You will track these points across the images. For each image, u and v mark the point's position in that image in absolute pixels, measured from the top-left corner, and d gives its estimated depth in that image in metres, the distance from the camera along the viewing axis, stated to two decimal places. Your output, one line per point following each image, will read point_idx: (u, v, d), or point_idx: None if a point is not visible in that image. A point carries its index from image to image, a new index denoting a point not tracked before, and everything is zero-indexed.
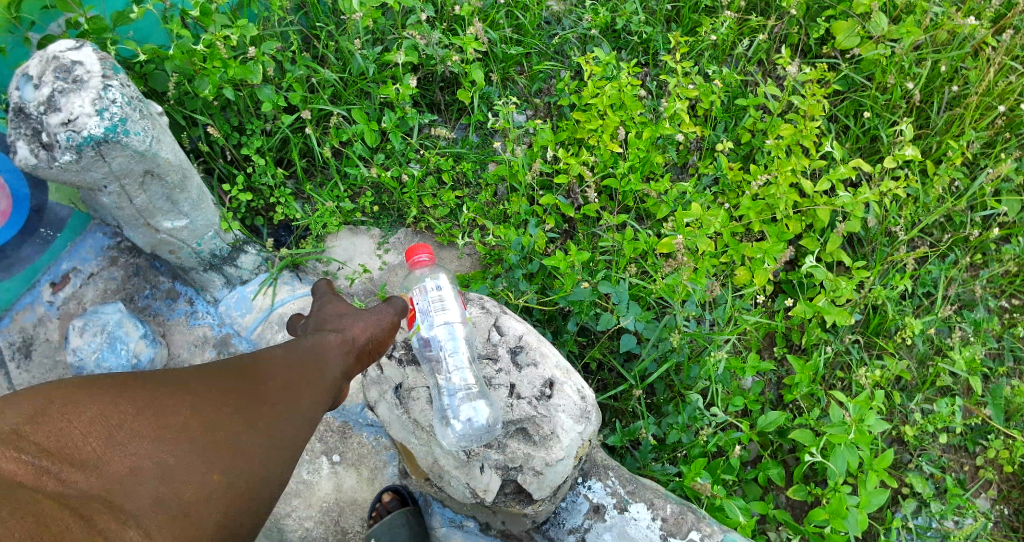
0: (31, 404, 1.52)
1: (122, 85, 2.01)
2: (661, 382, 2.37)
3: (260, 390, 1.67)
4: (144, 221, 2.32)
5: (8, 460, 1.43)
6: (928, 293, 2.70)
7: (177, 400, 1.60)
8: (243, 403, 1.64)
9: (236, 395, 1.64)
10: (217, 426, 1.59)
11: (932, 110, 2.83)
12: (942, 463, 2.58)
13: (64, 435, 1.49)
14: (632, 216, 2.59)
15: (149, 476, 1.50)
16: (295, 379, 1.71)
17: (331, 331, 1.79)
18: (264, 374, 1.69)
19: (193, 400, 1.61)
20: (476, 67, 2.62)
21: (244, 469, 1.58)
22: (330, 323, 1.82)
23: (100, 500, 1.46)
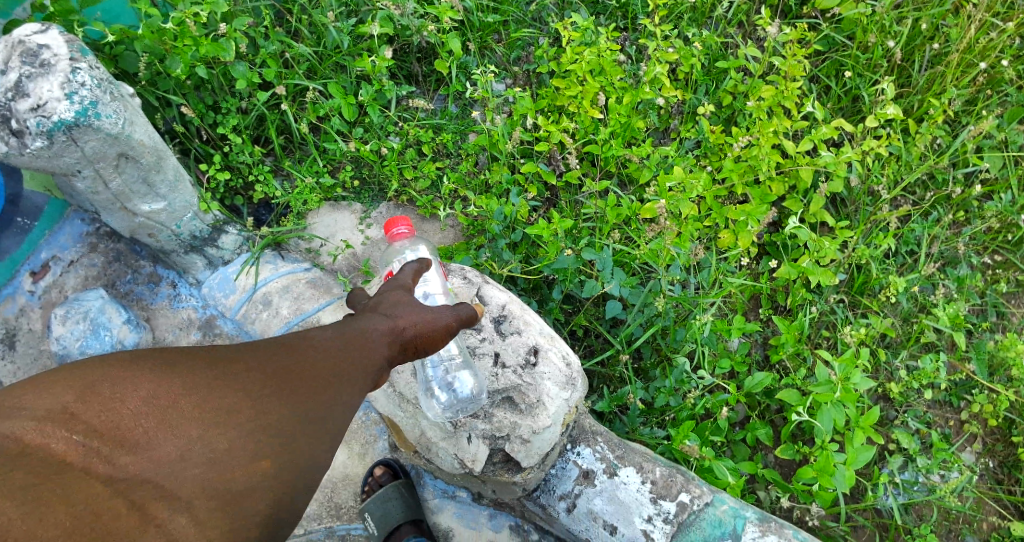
0: (83, 376, 1.23)
1: (91, 67, 1.97)
2: (647, 346, 2.39)
3: (321, 368, 1.39)
4: (121, 205, 2.30)
5: (52, 438, 1.14)
6: (912, 251, 2.72)
7: (236, 378, 1.31)
8: (302, 386, 1.35)
9: (295, 374, 1.36)
10: (273, 409, 1.30)
11: (913, 69, 2.81)
12: (928, 419, 2.61)
13: (115, 412, 1.19)
14: (615, 182, 2.58)
15: (198, 462, 1.21)
16: (355, 361, 1.43)
17: (403, 312, 1.55)
18: (325, 353, 1.41)
19: (251, 378, 1.32)
20: (454, 37, 2.59)
21: (300, 461, 1.29)
22: (385, 306, 1.55)
23: (144, 487, 1.16)
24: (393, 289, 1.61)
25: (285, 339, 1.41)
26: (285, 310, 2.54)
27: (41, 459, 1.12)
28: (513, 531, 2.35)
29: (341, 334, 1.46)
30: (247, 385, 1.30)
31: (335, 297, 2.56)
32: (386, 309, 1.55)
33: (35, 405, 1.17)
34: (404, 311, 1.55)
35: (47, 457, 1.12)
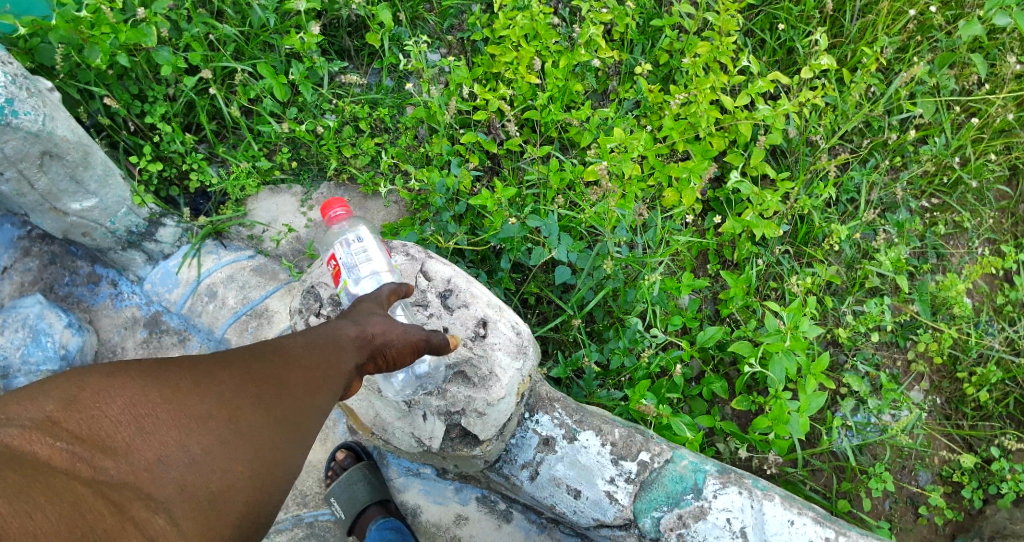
0: (67, 386, 1.19)
1: (3, 63, 1.97)
2: (599, 309, 2.41)
3: (293, 373, 1.37)
4: (50, 206, 2.24)
5: (36, 443, 1.10)
6: (851, 199, 2.78)
7: (213, 385, 1.27)
8: (275, 390, 1.32)
9: (268, 379, 1.33)
10: (248, 413, 1.27)
11: (844, 18, 2.83)
12: (876, 361, 2.68)
13: (96, 419, 1.16)
14: (556, 147, 2.57)
15: (179, 466, 1.17)
16: (327, 365, 1.42)
17: (378, 319, 1.54)
18: (295, 358, 1.39)
19: (227, 383, 1.29)
20: (383, 9, 2.53)
21: (275, 464, 1.26)
22: (355, 314, 1.55)
23: (128, 490, 1.13)
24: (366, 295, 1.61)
25: (255, 347, 1.38)
26: (233, 300, 2.55)
27: (20, 463, 1.07)
28: (480, 502, 2.36)
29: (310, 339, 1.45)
30: (224, 391, 1.27)
31: (282, 283, 2.59)
32: (358, 314, 1.54)
33: (19, 415, 1.13)
34: (377, 318, 1.55)
35: (30, 461, 1.08)
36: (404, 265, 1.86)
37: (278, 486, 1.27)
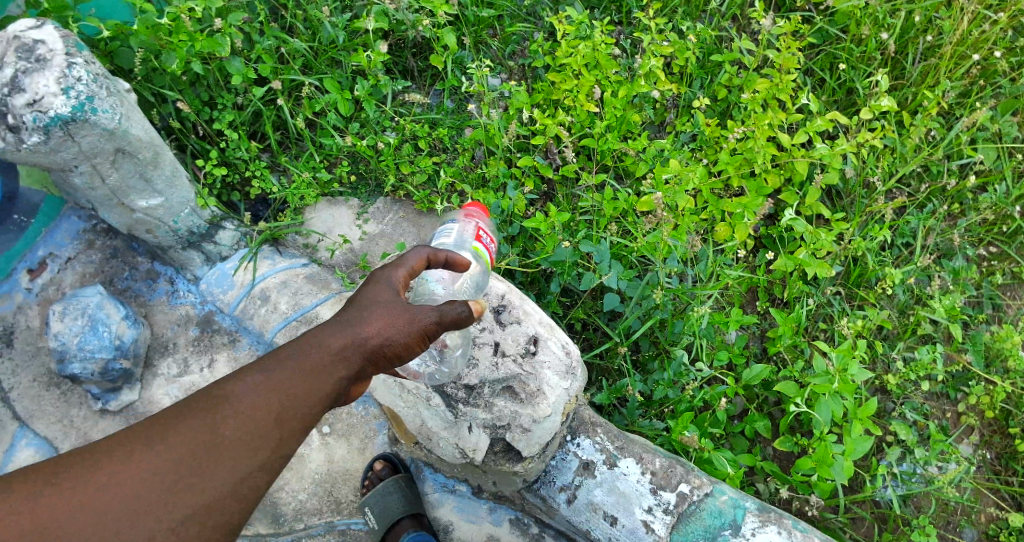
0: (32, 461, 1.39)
1: (87, 62, 2.06)
2: (645, 339, 2.40)
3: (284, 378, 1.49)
4: (119, 201, 2.34)
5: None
6: (907, 243, 2.74)
7: (213, 395, 1.46)
8: (232, 437, 1.43)
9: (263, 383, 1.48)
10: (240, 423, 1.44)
11: (906, 61, 2.82)
12: (925, 411, 2.62)
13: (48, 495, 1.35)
14: (611, 175, 2.59)
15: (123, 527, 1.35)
16: (326, 370, 1.52)
17: (384, 314, 1.56)
18: (297, 357, 1.50)
19: (215, 405, 1.45)
20: (448, 32, 2.61)
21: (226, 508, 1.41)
22: (355, 315, 1.57)
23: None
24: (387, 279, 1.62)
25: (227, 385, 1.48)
26: (284, 306, 2.54)
27: None
28: (513, 524, 2.36)
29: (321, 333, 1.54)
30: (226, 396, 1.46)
31: (334, 292, 2.56)
32: (357, 318, 1.56)
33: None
34: (375, 312, 1.57)
35: None
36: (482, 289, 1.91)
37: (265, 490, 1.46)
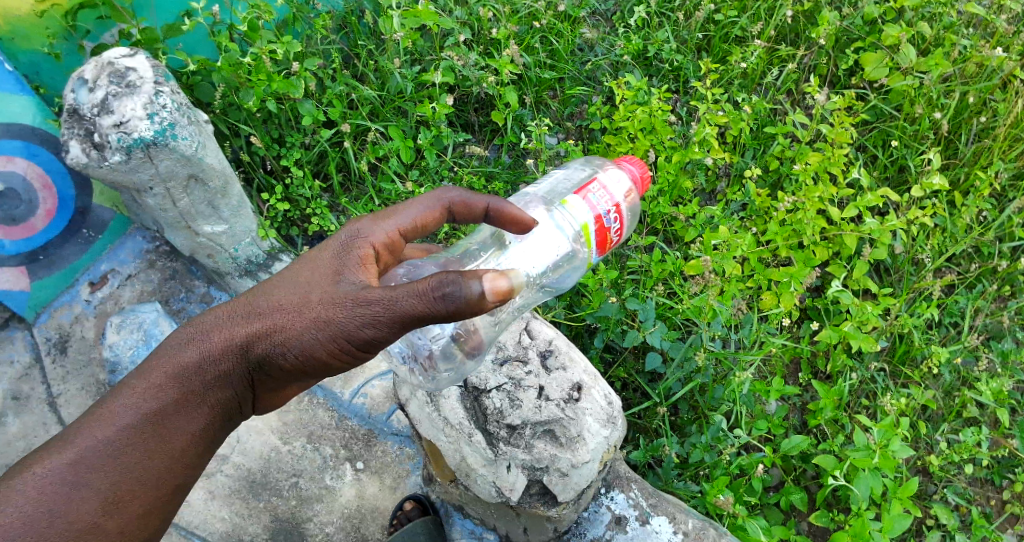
0: None
1: (173, 92, 2.22)
2: (684, 401, 2.40)
3: (191, 372, 1.48)
4: (186, 225, 2.47)
5: None
6: (955, 322, 2.71)
7: (124, 399, 1.46)
8: (144, 442, 1.46)
9: (162, 381, 1.47)
10: (137, 431, 1.45)
11: (960, 142, 2.86)
12: (968, 496, 2.54)
13: None
14: (661, 239, 2.64)
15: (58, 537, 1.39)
16: (224, 375, 1.48)
17: (290, 307, 1.44)
18: (196, 350, 1.49)
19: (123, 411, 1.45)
20: (511, 90, 2.73)
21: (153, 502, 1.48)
22: (256, 308, 1.47)
23: None
24: (347, 245, 1.53)
25: (133, 389, 1.47)
26: None
27: None
28: None
29: (221, 325, 1.48)
30: (130, 389, 1.47)
31: None
32: (255, 311, 1.46)
33: None
34: (284, 299, 1.46)
35: None
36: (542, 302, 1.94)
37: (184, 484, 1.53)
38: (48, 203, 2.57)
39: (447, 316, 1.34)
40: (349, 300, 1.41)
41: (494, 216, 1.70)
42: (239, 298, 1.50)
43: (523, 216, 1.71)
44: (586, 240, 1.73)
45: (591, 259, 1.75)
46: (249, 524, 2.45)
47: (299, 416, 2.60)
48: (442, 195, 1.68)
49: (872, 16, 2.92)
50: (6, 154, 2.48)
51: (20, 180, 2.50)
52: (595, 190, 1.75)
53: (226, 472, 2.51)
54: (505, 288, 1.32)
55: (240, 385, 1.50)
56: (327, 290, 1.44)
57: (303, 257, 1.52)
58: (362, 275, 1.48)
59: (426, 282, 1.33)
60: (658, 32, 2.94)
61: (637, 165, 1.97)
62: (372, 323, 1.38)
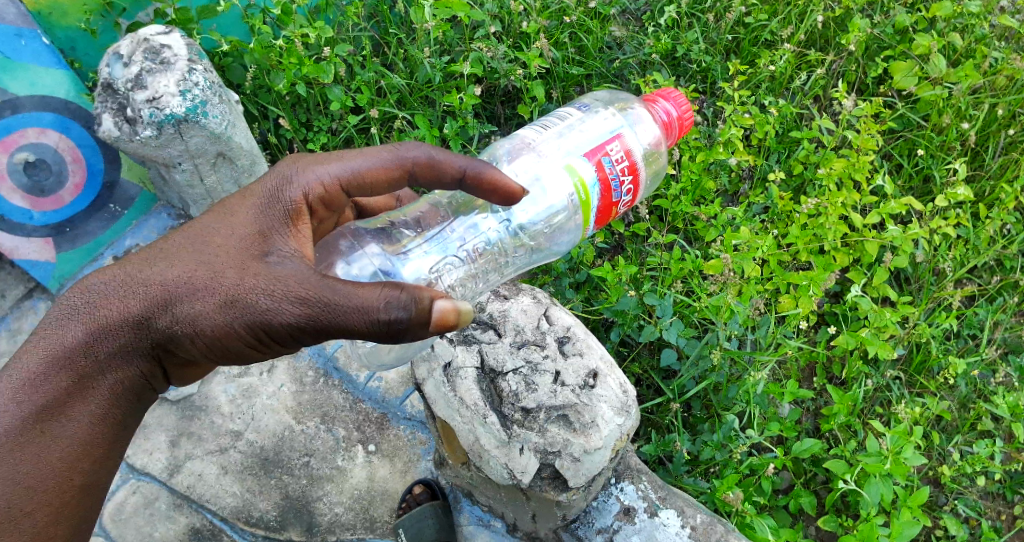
0: None
1: (206, 70, 2.26)
2: (698, 399, 2.41)
3: (83, 350, 1.46)
4: (211, 202, 2.55)
5: None
6: (974, 335, 2.70)
7: (15, 385, 1.45)
8: (42, 425, 1.47)
9: (51, 364, 1.45)
10: (35, 417, 1.46)
11: (986, 154, 2.85)
12: (979, 509, 2.53)
13: None
14: (680, 237, 2.66)
15: None
16: (125, 352, 1.47)
17: (196, 285, 1.40)
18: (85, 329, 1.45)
19: (15, 398, 1.45)
20: (538, 84, 2.76)
21: (65, 484, 1.51)
22: (151, 280, 1.42)
23: None
24: (275, 198, 1.50)
25: (22, 372, 1.45)
26: None
27: None
28: None
29: (115, 300, 1.44)
30: (19, 371, 1.45)
31: None
32: (149, 285, 1.42)
33: None
34: (186, 274, 1.41)
35: None
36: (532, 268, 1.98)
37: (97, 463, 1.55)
38: (77, 176, 2.63)
39: (386, 335, 1.36)
40: (272, 289, 1.38)
41: (465, 184, 1.62)
42: (132, 267, 1.44)
43: (506, 183, 1.61)
44: (584, 216, 1.68)
45: (586, 230, 1.71)
46: (260, 500, 2.48)
47: (314, 397, 2.62)
48: (403, 154, 1.58)
49: (902, 25, 2.93)
50: (39, 126, 2.54)
51: (51, 152, 2.57)
52: (611, 152, 1.69)
53: (240, 448, 2.55)
54: (452, 321, 1.36)
55: (142, 361, 1.50)
56: (241, 270, 1.40)
57: (220, 215, 1.47)
58: (288, 245, 1.45)
59: (375, 301, 1.33)
60: (688, 32, 2.95)
61: (675, 104, 1.95)
62: (298, 324, 1.37)
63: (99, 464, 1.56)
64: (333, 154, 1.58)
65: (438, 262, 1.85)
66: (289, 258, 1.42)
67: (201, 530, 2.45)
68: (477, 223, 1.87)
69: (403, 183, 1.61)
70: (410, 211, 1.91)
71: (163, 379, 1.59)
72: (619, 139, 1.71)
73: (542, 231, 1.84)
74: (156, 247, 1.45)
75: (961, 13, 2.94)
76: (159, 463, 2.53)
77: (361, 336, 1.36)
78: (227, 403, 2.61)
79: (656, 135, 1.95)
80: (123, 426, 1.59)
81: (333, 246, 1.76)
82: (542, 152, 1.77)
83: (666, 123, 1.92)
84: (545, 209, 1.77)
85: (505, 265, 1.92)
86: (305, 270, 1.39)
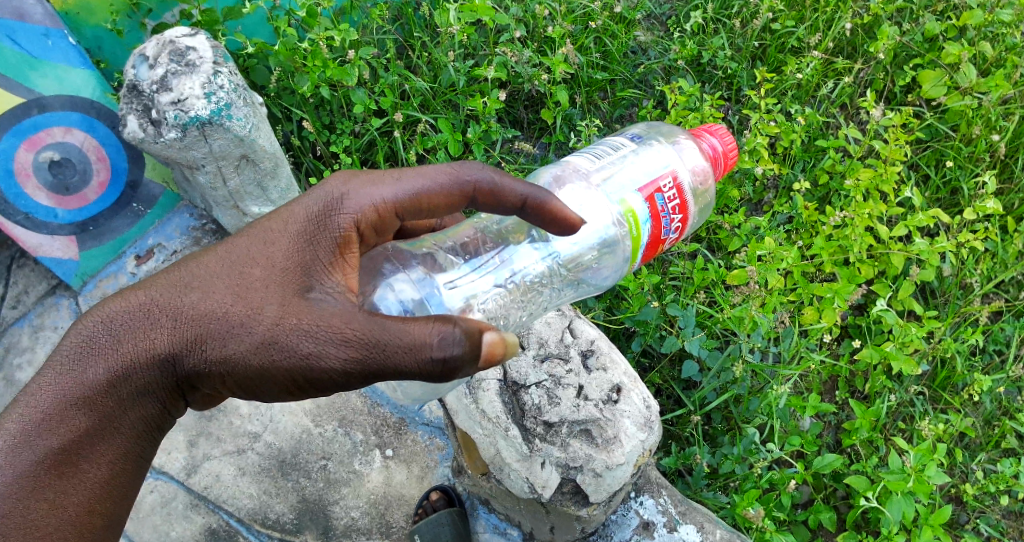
0: None
1: (231, 73, 2.26)
2: (718, 411, 2.39)
3: (107, 385, 1.47)
4: (235, 204, 2.57)
5: None
6: (999, 351, 2.66)
7: (35, 420, 1.46)
8: (63, 462, 1.48)
9: (70, 401, 1.46)
10: (51, 459, 1.47)
11: (1016, 166, 2.81)
12: (1002, 528, 2.49)
13: None
14: (704, 246, 2.64)
15: None
16: (148, 388, 1.48)
17: (232, 321, 1.39)
18: (107, 365, 1.46)
19: (37, 434, 1.46)
20: (562, 88, 2.75)
21: (87, 521, 1.52)
22: (178, 315, 1.42)
23: None
24: (323, 224, 1.47)
25: (43, 409, 1.46)
26: None
27: None
28: None
29: (140, 333, 1.44)
30: (40, 406, 1.46)
31: None
32: (174, 319, 1.42)
33: None
34: (218, 307, 1.40)
35: None
36: (572, 301, 1.98)
37: (119, 498, 1.57)
38: (102, 175, 2.64)
39: (439, 374, 1.36)
40: (318, 330, 1.37)
41: (527, 213, 1.63)
42: (156, 298, 1.44)
43: (567, 214, 1.64)
44: (634, 251, 1.71)
45: (634, 267, 1.74)
46: (276, 502, 2.49)
47: (332, 400, 2.62)
48: (464, 176, 1.57)
49: (932, 33, 2.88)
50: (64, 125, 2.56)
51: (76, 151, 2.59)
52: (664, 189, 1.74)
53: (257, 450, 2.56)
54: (500, 353, 1.39)
55: (165, 396, 1.51)
56: (281, 307, 1.39)
57: (258, 240, 1.45)
58: (334, 281, 1.44)
59: (427, 338, 1.34)
60: (714, 38, 2.92)
61: (721, 139, 1.98)
62: (345, 368, 1.37)
63: (121, 498, 1.57)
64: (387, 174, 1.53)
65: (484, 290, 1.81)
66: (331, 294, 1.42)
67: (218, 530, 2.46)
68: (524, 255, 1.86)
69: (463, 205, 1.60)
70: (454, 236, 1.88)
71: (182, 412, 1.60)
72: (671, 175, 1.77)
73: (583, 266, 1.86)
74: (184, 274, 1.44)
75: (992, 21, 2.89)
76: (177, 462, 2.54)
77: (415, 375, 1.37)
78: (246, 404, 2.61)
79: (702, 168, 1.97)
80: (142, 460, 1.60)
81: (373, 269, 1.68)
82: (591, 178, 1.80)
83: (713, 157, 1.96)
84: (595, 239, 1.79)
85: (542, 299, 1.91)
86: (351, 309, 1.39)
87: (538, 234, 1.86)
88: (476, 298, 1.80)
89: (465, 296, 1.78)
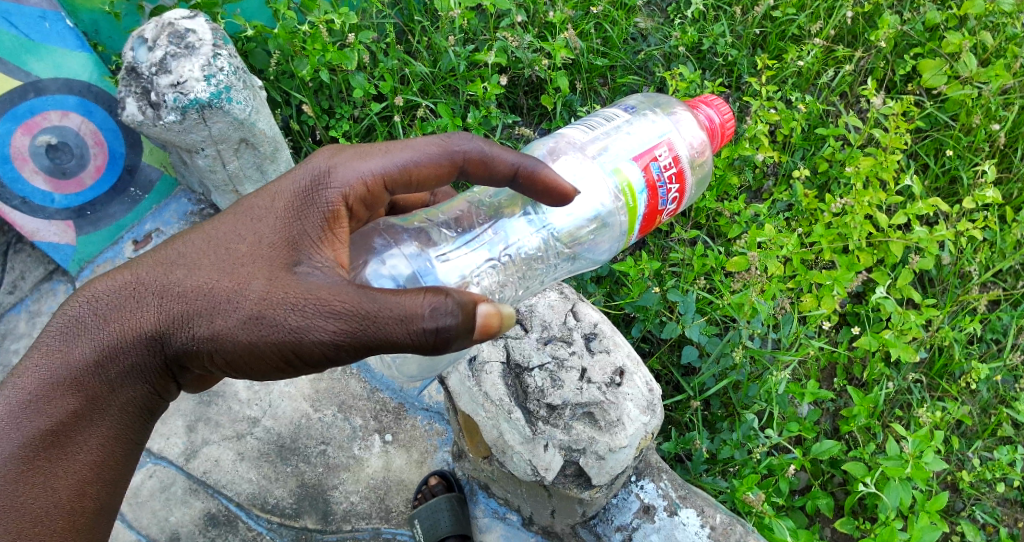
0: None
1: (231, 56, 2.24)
2: (717, 397, 2.40)
3: (95, 366, 1.46)
4: (233, 188, 2.56)
5: None
6: (996, 339, 2.68)
7: (24, 403, 1.45)
8: (53, 445, 1.48)
9: (59, 383, 1.45)
10: (40, 442, 1.46)
11: (1015, 156, 2.82)
12: (997, 515, 2.51)
13: None
14: (704, 233, 2.64)
15: None
16: (138, 369, 1.47)
17: (219, 297, 1.38)
18: (95, 346, 1.45)
19: (25, 417, 1.45)
20: (562, 74, 2.74)
21: (78, 504, 1.52)
22: (164, 294, 1.41)
23: None
24: (310, 200, 1.46)
25: (31, 391, 1.45)
26: None
27: None
28: None
29: (128, 311, 1.43)
30: (28, 388, 1.45)
31: None
32: (162, 298, 1.41)
33: None
34: (204, 284, 1.39)
35: None
36: (569, 276, 1.99)
37: (112, 481, 1.57)
38: (99, 160, 2.62)
39: (432, 346, 1.35)
40: (307, 305, 1.36)
41: (519, 184, 1.65)
42: (143, 276, 1.43)
43: (560, 184, 1.65)
44: (630, 223, 1.73)
45: (630, 240, 1.76)
46: (276, 487, 2.48)
47: (331, 385, 2.61)
48: (453, 147, 1.58)
49: (933, 22, 2.88)
50: (61, 109, 2.54)
51: (73, 135, 2.57)
52: (659, 157, 1.75)
53: (256, 435, 2.55)
54: (495, 325, 1.38)
55: (154, 377, 1.50)
56: (268, 282, 1.38)
57: (245, 218, 1.44)
58: (322, 254, 1.43)
59: (419, 308, 1.33)
60: (714, 25, 2.92)
61: (718, 110, 1.98)
62: (336, 342, 1.35)
63: (114, 482, 1.57)
64: (375, 147, 1.54)
65: (478, 265, 1.83)
66: (320, 268, 1.41)
67: (217, 515, 2.46)
68: (517, 228, 1.86)
69: (452, 177, 1.61)
70: (448, 211, 1.89)
71: (173, 394, 1.59)
72: (667, 145, 1.78)
73: (580, 238, 1.87)
74: (171, 251, 1.43)
75: (993, 11, 2.89)
76: (176, 447, 2.54)
77: (406, 347, 1.35)
78: (245, 390, 2.61)
79: (700, 140, 1.98)
80: (135, 444, 1.60)
81: (366, 243, 1.71)
82: (586, 150, 1.82)
83: (710, 128, 1.96)
84: (591, 211, 1.80)
85: (541, 273, 1.91)
86: (340, 283, 1.38)
87: (532, 207, 1.85)
88: (472, 272, 1.82)
89: (459, 271, 1.80)
